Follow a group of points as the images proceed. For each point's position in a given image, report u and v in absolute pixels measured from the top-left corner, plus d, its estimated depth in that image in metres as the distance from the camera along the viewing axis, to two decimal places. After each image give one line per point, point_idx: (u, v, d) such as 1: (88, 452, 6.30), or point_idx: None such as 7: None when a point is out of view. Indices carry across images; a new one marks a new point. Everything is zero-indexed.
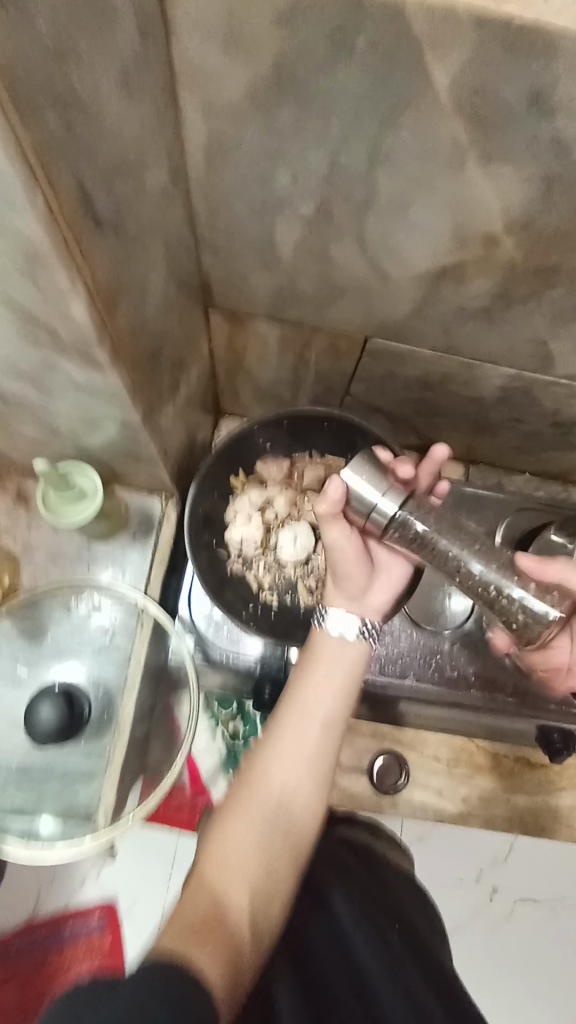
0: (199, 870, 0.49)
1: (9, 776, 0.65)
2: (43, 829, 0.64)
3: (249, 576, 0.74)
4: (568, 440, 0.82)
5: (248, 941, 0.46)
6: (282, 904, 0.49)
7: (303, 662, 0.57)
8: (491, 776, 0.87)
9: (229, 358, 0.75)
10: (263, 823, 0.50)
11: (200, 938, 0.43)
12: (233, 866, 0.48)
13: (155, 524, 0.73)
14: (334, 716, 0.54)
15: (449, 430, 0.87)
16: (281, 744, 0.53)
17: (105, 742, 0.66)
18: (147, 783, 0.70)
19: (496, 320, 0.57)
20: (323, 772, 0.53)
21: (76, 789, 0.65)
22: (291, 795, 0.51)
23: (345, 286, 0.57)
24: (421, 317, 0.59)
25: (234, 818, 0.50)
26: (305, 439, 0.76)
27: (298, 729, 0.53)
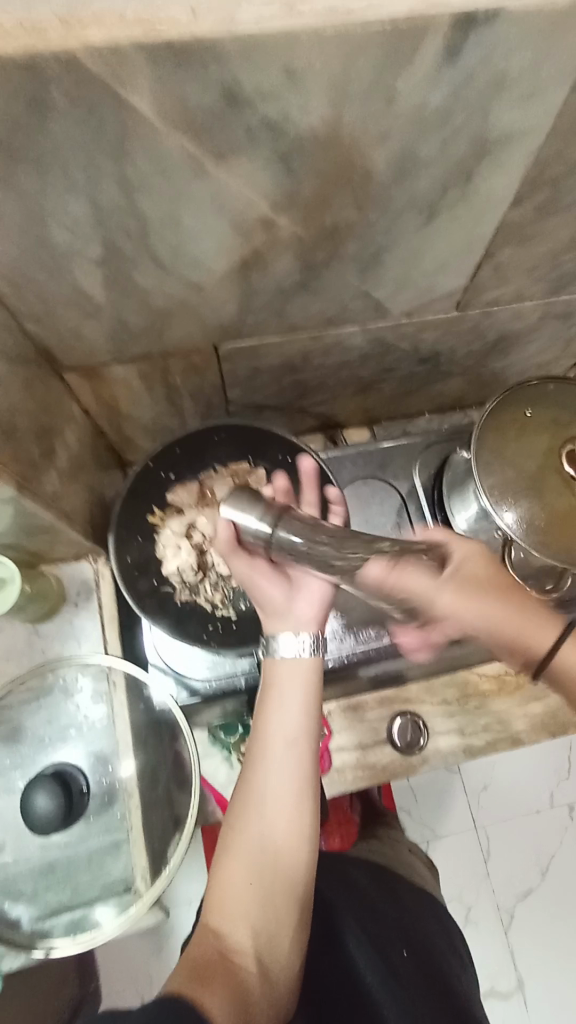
0: (203, 916, 0.50)
1: (37, 881, 0.63)
2: (88, 916, 0.62)
3: (200, 599, 0.75)
4: (442, 369, 0.87)
5: (256, 982, 0.46)
6: (291, 940, 0.50)
7: (264, 683, 0.57)
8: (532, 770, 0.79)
9: (106, 410, 0.78)
10: (253, 864, 0.50)
11: (205, 982, 0.44)
12: (229, 905, 0.49)
13: (94, 585, 0.75)
14: (303, 735, 0.53)
15: (338, 399, 0.91)
16: (262, 777, 0.52)
17: (120, 806, 0.67)
18: (169, 833, 0.65)
19: (313, 286, 0.61)
20: (306, 799, 0.52)
21: (107, 863, 0.64)
22: (280, 825, 0.51)
23: (169, 308, 0.60)
24: (250, 310, 0.63)
25: (227, 856, 0.51)
26: (204, 457, 0.79)
27: (267, 764, 0.53)
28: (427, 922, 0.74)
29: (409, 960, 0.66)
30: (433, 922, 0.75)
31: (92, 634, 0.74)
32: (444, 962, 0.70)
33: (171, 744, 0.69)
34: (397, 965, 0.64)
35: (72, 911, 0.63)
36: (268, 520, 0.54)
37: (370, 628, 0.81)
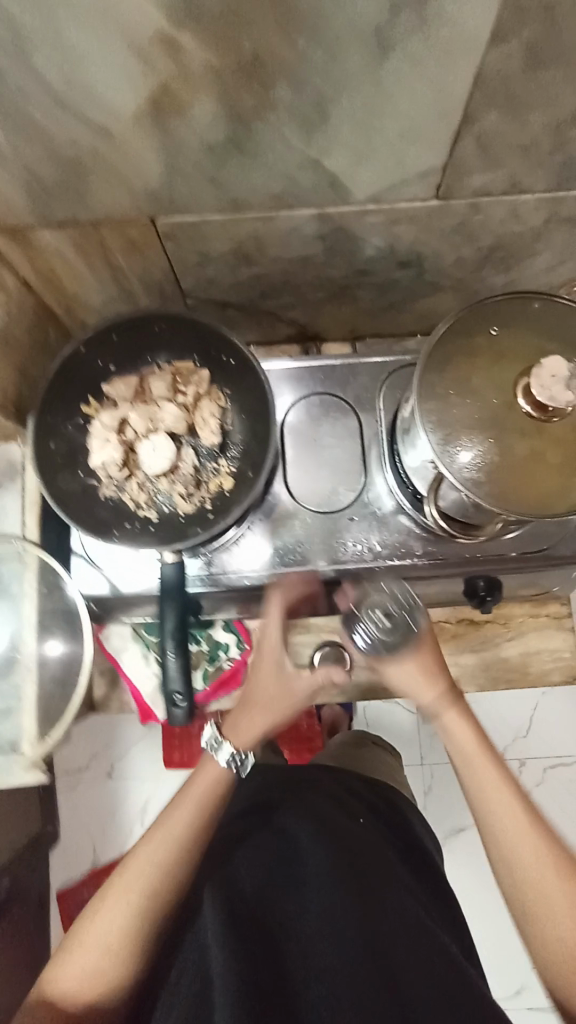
0: (53, 977, 0.60)
1: None
2: None
3: (125, 499, 0.74)
4: (429, 281, 0.76)
5: (95, 1011, 0.59)
6: (128, 972, 0.60)
7: (182, 791, 0.68)
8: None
9: (50, 288, 0.73)
10: (106, 945, 0.60)
11: (57, 1020, 0.57)
12: (74, 980, 0.59)
13: (21, 471, 0.79)
14: (167, 857, 0.63)
15: (310, 307, 0.82)
16: (127, 884, 0.62)
17: (19, 678, 0.75)
18: (53, 709, 0.74)
19: (248, 147, 0.52)
20: (149, 901, 0.61)
21: (2, 718, 0.75)
22: (125, 911, 0.60)
23: (84, 163, 0.53)
24: (180, 175, 0.55)
25: (92, 929, 0.60)
26: (144, 351, 0.75)
27: (137, 880, 0.62)
28: (387, 918, 0.61)
29: (325, 914, 0.60)
30: (403, 891, 0.65)
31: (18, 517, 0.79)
32: (350, 917, 0.59)
33: (67, 640, 0.75)
34: (365, 909, 0.60)
35: None
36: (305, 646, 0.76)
37: (291, 555, 0.77)
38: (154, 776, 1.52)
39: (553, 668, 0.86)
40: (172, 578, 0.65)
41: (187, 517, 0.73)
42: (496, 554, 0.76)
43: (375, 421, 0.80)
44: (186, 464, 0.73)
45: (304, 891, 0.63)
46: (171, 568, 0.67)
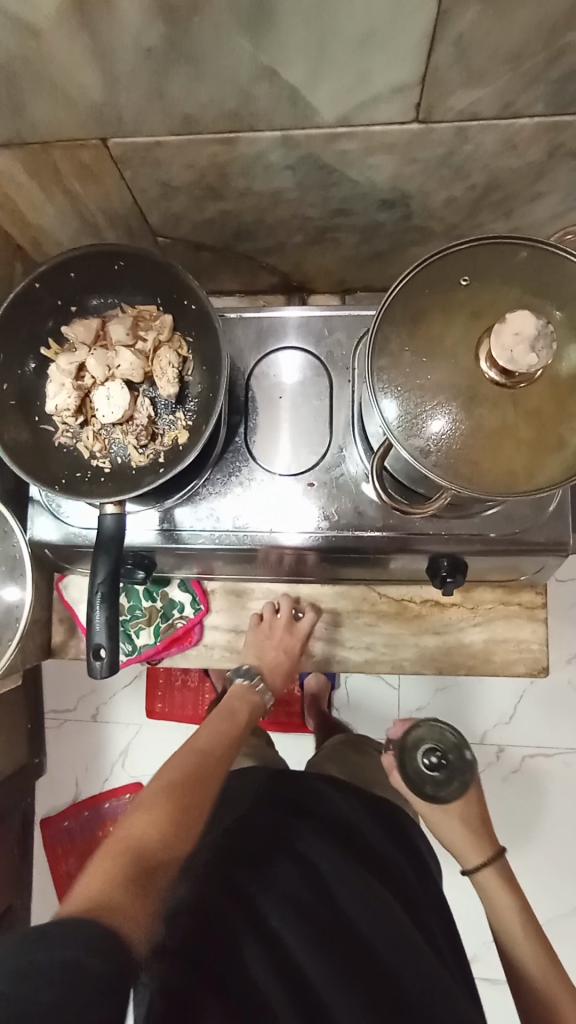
0: (105, 845, 0.61)
1: None
2: None
3: (79, 447, 0.71)
4: (417, 228, 0.69)
5: (144, 889, 0.58)
6: (176, 846, 0.63)
7: (221, 717, 0.82)
8: (522, 918, 0.92)
9: (9, 217, 0.69)
10: (151, 826, 0.63)
11: (116, 895, 0.56)
12: (134, 840, 0.62)
13: None
14: (230, 720, 0.82)
15: (290, 254, 0.77)
16: (181, 767, 0.71)
17: None
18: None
19: (192, 52, 0.46)
20: (201, 786, 0.70)
21: None
22: (167, 795, 0.67)
23: (15, 68, 0.49)
24: (122, 87, 0.50)
25: (139, 817, 0.65)
26: (107, 292, 0.71)
27: (201, 750, 0.75)
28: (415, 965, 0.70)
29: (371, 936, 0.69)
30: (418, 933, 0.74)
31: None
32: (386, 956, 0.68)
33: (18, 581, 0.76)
34: (381, 908, 0.71)
35: None
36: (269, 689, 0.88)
37: (246, 516, 0.74)
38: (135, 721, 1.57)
39: (518, 657, 0.82)
40: (111, 529, 0.63)
41: (140, 468, 0.70)
42: (464, 534, 0.71)
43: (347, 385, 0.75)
44: (143, 410, 0.69)
45: (352, 916, 0.70)
46: (112, 520, 0.64)
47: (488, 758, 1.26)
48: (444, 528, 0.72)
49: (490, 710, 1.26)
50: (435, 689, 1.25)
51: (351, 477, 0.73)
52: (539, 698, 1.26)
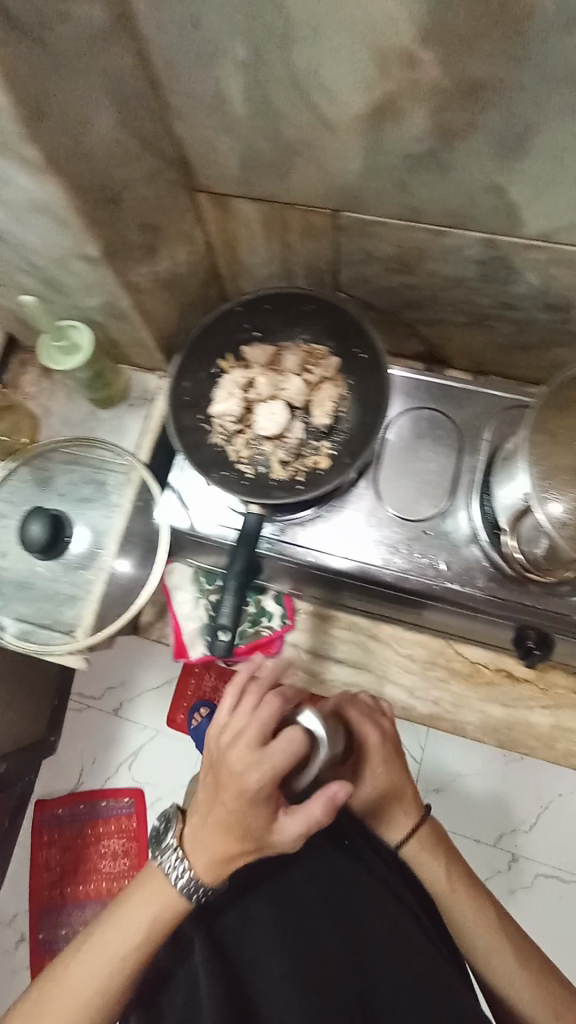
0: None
1: (15, 589, 0.77)
2: (37, 632, 0.75)
3: (229, 450, 0.79)
4: (569, 331, 0.78)
5: None
6: None
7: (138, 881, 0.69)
8: (449, 871, 0.77)
9: (225, 248, 0.82)
10: None
11: None
12: None
13: (151, 398, 0.83)
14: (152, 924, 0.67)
15: (445, 328, 0.86)
16: (91, 952, 0.66)
17: (91, 574, 0.77)
18: (115, 611, 0.76)
19: (444, 161, 0.58)
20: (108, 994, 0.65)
21: (64, 606, 0.76)
22: (77, 987, 0.65)
23: (296, 145, 0.61)
24: (373, 175, 0.62)
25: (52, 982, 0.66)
26: (286, 327, 0.81)
27: (109, 944, 0.66)
28: (378, 930, 0.72)
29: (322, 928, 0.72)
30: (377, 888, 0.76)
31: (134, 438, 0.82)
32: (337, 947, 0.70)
33: (149, 554, 0.78)
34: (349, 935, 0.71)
35: (27, 621, 0.76)
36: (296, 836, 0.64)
37: (362, 547, 0.80)
38: (153, 726, 1.57)
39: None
40: (253, 526, 0.70)
41: (279, 481, 0.78)
42: (559, 613, 0.75)
43: (479, 453, 0.81)
44: (296, 429, 0.78)
45: (298, 908, 0.73)
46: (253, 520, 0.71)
47: (498, 864, 1.21)
48: (543, 603, 0.75)
49: (518, 809, 1.22)
50: (464, 770, 1.23)
51: (470, 533, 0.78)
52: (570, 809, 1.21)
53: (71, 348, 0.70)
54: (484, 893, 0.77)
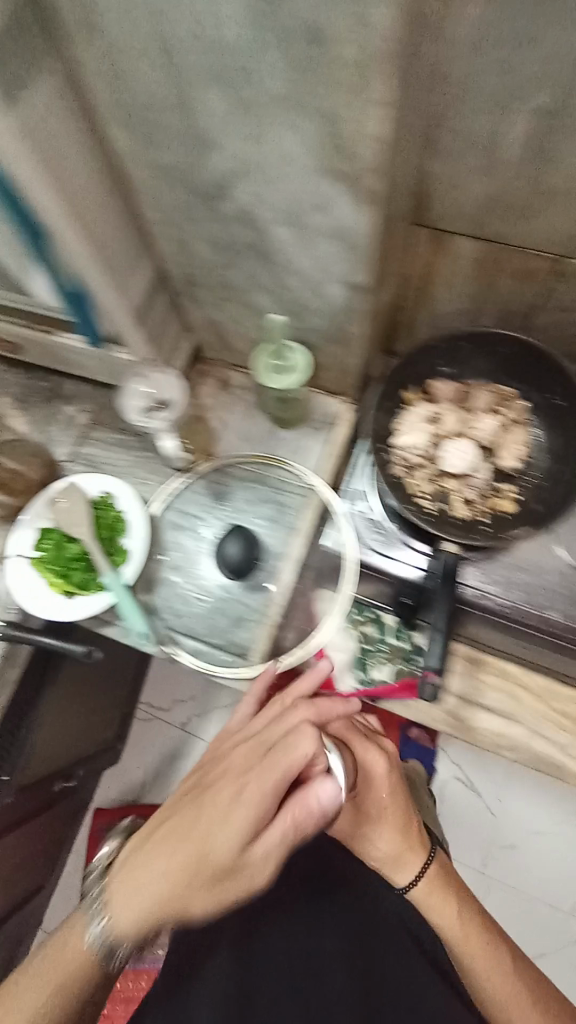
0: None
1: (191, 602, 0.77)
2: (211, 649, 0.75)
3: (410, 483, 0.78)
4: None
5: None
6: None
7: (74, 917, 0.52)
8: (462, 914, 0.65)
9: None
10: None
11: None
12: None
13: (331, 424, 0.81)
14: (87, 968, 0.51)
15: None
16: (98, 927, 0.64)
17: (265, 597, 0.75)
18: (288, 639, 0.75)
19: None
20: None
21: (237, 626, 0.75)
22: None
23: (557, 192, 0.61)
24: None
25: None
26: (476, 367, 0.80)
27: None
28: (393, 943, 0.72)
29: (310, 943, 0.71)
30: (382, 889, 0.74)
31: (317, 460, 0.80)
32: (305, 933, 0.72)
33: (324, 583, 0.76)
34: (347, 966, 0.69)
35: (200, 637, 0.76)
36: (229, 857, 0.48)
37: (544, 594, 0.77)
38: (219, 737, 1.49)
39: None
40: (453, 564, 0.71)
41: (461, 520, 0.76)
42: None
43: None
44: (484, 468, 0.78)
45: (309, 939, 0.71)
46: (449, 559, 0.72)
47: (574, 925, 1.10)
48: None
49: None
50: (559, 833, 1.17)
51: None
52: None
53: (288, 369, 0.69)
54: (497, 934, 0.65)
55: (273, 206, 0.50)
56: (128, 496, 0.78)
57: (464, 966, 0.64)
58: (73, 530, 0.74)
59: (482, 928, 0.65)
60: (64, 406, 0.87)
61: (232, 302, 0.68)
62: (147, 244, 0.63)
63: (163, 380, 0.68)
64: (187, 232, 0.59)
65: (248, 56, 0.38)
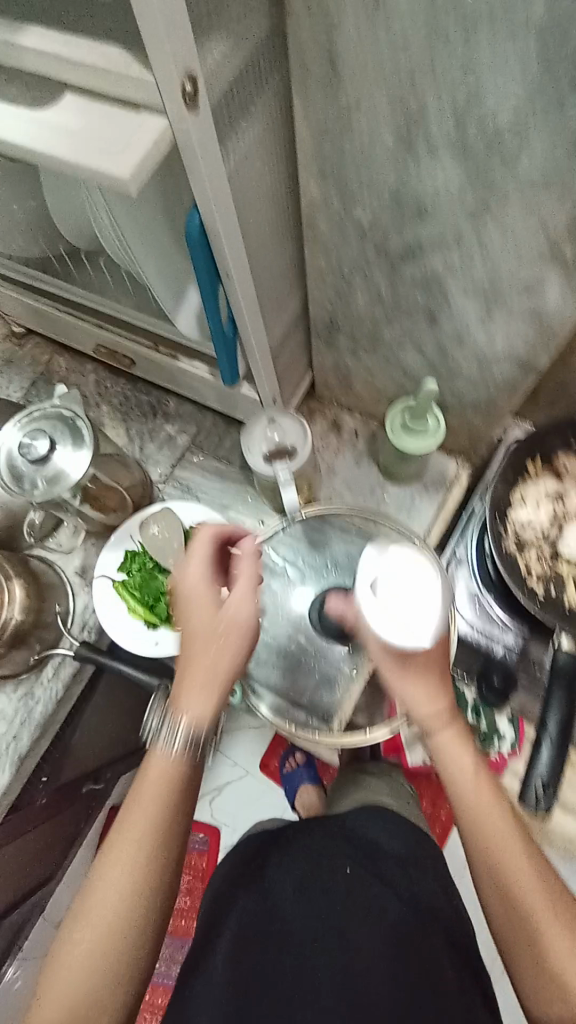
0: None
1: (273, 656, 0.72)
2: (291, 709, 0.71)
3: (520, 559, 0.73)
4: None
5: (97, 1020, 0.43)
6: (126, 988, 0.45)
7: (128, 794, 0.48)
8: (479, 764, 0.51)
9: None
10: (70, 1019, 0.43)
11: None
12: None
13: (446, 483, 0.77)
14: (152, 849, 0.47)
15: None
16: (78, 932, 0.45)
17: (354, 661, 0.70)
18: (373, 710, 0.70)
19: None
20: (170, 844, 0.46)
21: (321, 689, 0.71)
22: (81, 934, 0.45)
23: None
24: None
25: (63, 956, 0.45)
26: None
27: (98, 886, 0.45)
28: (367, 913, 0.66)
29: (313, 851, 0.73)
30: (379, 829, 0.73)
31: (427, 521, 0.77)
32: (314, 883, 0.70)
33: None
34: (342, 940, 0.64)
35: (281, 694, 0.71)
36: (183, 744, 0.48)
37: None
38: (242, 766, 1.10)
39: None
40: (567, 664, 0.63)
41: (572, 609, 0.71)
42: None
43: None
44: None
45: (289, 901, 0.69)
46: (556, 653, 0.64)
47: None
48: None
49: None
50: None
51: None
52: None
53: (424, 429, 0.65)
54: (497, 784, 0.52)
55: (471, 287, 0.46)
56: (224, 532, 0.76)
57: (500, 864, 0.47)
58: (168, 556, 0.72)
59: (478, 761, 0.52)
60: (165, 423, 0.85)
61: (376, 355, 0.64)
62: (299, 277, 0.60)
63: (291, 429, 0.65)
64: (353, 287, 0.55)
65: (517, 150, 0.34)
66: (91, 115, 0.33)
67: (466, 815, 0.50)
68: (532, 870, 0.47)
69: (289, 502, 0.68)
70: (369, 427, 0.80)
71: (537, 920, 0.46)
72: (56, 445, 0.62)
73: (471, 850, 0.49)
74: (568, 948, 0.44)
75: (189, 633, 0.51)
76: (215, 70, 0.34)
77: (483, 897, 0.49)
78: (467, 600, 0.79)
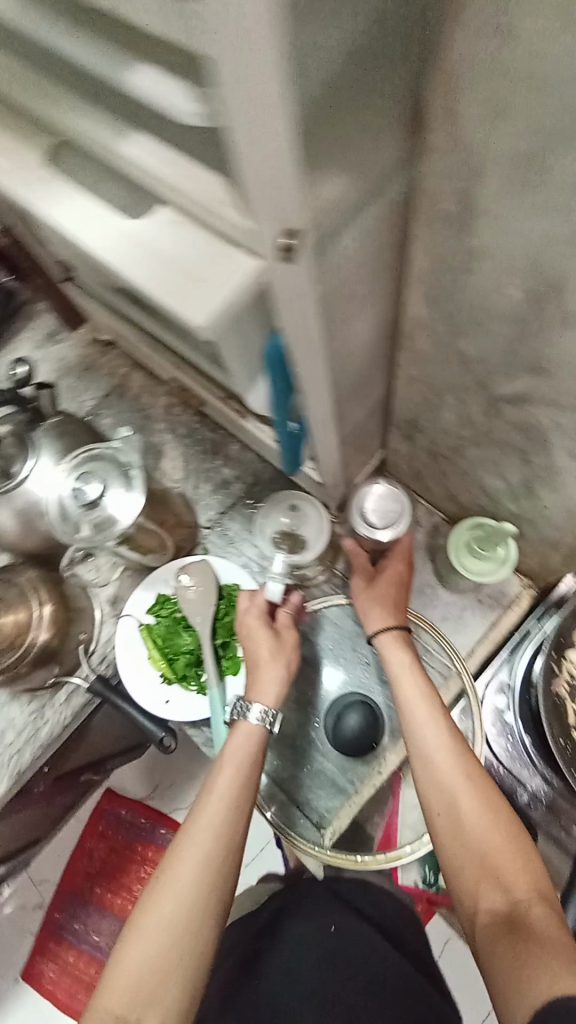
0: None
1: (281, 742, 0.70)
2: (285, 806, 0.67)
3: (569, 708, 0.64)
4: None
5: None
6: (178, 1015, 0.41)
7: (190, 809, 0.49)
8: (454, 738, 0.56)
9: None
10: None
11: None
12: None
13: (504, 603, 0.73)
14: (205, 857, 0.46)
15: None
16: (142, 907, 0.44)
17: (362, 771, 0.67)
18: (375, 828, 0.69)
19: None
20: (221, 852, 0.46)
21: (321, 792, 0.67)
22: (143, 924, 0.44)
23: None
24: None
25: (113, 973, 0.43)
26: None
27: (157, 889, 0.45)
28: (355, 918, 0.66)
29: (307, 959, 0.63)
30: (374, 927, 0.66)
31: (473, 638, 0.73)
32: (316, 948, 0.64)
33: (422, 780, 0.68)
34: (328, 949, 0.63)
35: (279, 786, 0.68)
36: (260, 708, 0.54)
37: None
38: None
39: None
40: None
41: None
42: None
43: None
44: None
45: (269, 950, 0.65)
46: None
47: None
48: None
49: None
50: None
51: None
52: None
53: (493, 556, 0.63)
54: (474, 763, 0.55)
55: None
56: None
57: (478, 846, 0.50)
58: (195, 618, 0.69)
59: (452, 738, 0.56)
60: (223, 466, 0.83)
61: (455, 464, 0.59)
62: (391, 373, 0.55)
63: (309, 524, 0.66)
64: (444, 404, 0.50)
65: None
66: (183, 242, 0.32)
67: (430, 798, 0.54)
68: (500, 843, 0.50)
69: (266, 594, 0.61)
70: (431, 520, 0.76)
71: (502, 897, 0.47)
72: (107, 490, 0.62)
73: (435, 828, 0.53)
74: (524, 878, 0.48)
75: (254, 655, 0.58)
76: (327, 206, 0.29)
77: (451, 878, 0.51)
78: (495, 730, 0.71)
